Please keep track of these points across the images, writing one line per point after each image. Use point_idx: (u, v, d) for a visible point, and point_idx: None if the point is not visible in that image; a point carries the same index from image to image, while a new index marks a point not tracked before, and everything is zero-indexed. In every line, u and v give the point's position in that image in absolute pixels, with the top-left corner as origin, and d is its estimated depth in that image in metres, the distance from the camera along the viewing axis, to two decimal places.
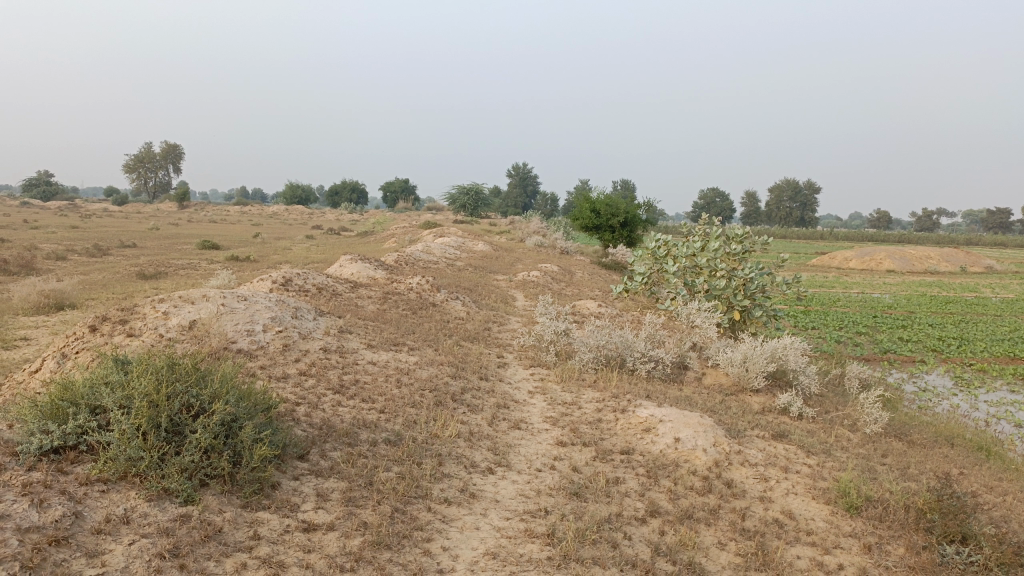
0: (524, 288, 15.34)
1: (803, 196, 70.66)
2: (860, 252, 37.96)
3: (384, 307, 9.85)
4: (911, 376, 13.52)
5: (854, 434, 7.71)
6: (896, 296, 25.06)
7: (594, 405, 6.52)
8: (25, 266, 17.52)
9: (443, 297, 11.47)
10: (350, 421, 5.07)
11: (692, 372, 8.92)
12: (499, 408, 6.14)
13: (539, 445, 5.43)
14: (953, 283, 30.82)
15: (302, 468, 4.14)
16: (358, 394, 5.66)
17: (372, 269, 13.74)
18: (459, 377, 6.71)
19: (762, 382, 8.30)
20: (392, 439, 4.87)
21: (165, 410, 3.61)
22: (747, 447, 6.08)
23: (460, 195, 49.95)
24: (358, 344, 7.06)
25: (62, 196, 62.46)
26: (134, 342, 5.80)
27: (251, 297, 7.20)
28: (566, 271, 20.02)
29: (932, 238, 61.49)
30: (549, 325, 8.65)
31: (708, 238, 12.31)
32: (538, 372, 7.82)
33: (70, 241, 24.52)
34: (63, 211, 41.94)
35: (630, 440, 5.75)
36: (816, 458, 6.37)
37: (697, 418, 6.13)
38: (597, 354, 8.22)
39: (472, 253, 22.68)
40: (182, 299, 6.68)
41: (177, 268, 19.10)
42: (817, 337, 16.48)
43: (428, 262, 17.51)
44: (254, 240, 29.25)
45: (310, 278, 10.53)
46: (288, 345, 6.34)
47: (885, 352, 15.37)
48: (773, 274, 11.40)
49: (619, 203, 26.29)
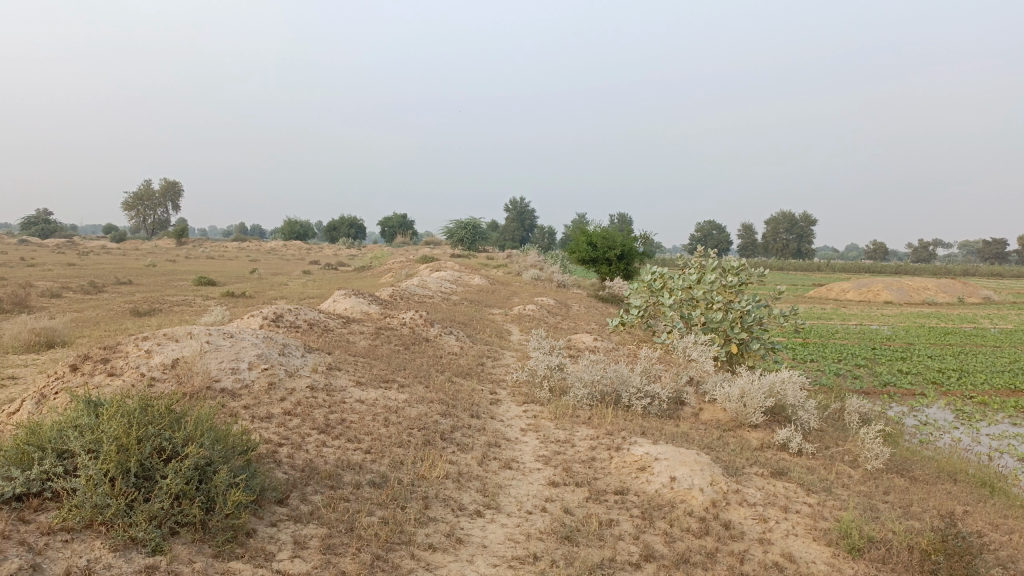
0: (520, 323, 15.19)
1: (800, 228, 70.93)
2: (857, 284, 37.92)
3: (376, 343, 9.71)
4: (912, 409, 13.34)
5: (855, 470, 7.54)
6: (895, 328, 24.93)
7: (588, 443, 6.35)
8: (19, 303, 17.39)
9: (436, 332, 11.33)
10: (334, 462, 4.90)
11: (689, 407, 8.75)
12: (490, 446, 5.97)
13: (530, 485, 5.26)
14: (951, 314, 30.74)
15: (281, 514, 3.98)
16: (344, 434, 5.49)
17: (366, 304, 13.62)
18: (450, 414, 6.55)
19: (760, 417, 8.14)
20: (376, 481, 4.70)
21: (136, 455, 3.47)
22: (746, 485, 5.90)
23: (457, 230, 49.99)
24: (347, 381, 6.91)
25: (61, 234, 62.56)
26: (114, 382, 5.66)
27: (238, 334, 7.07)
28: (562, 304, 19.90)
29: (929, 269, 61.52)
30: (543, 361, 8.50)
31: (704, 271, 12.22)
32: (531, 409, 7.66)
33: (66, 279, 24.43)
34: (60, 249, 41.94)
35: (624, 480, 5.57)
36: (817, 496, 6.19)
37: (693, 456, 5.96)
38: (592, 389, 8.07)
39: (468, 287, 22.57)
40: (166, 337, 6.54)
41: (172, 304, 18.98)
42: (816, 369, 16.31)
43: (423, 296, 17.40)
44: (251, 276, 29.19)
45: (301, 313, 10.40)
46: (273, 383, 6.19)
47: (885, 384, 15.21)
48: (770, 307, 11.29)
49: (616, 236, 26.28)
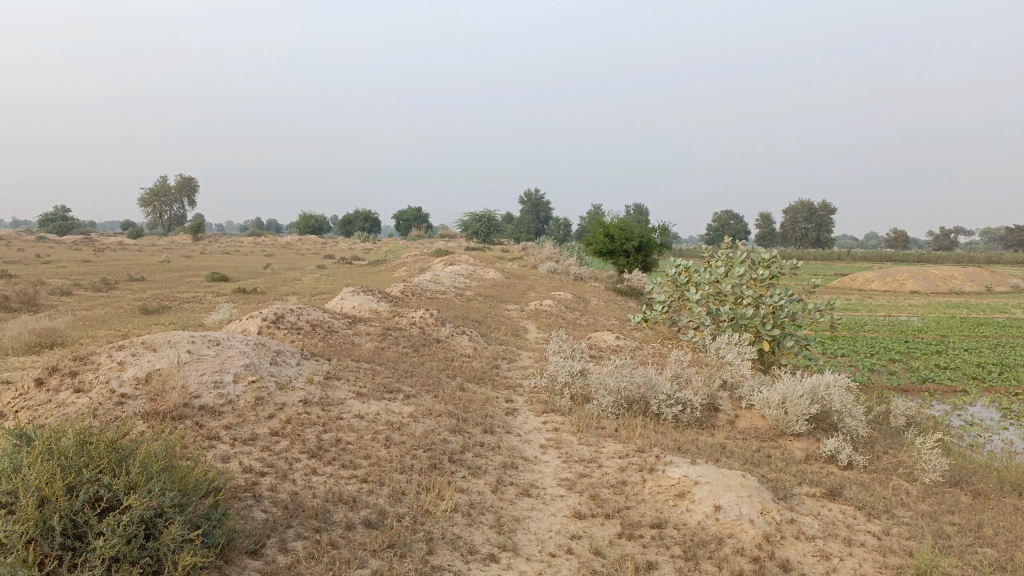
0: (537, 319, 14.46)
1: (819, 217, 69.59)
2: (882, 274, 36.81)
3: (383, 347, 9.00)
4: (956, 408, 12.50)
5: (912, 485, 6.76)
6: (924, 319, 23.97)
7: (617, 462, 5.60)
8: (26, 302, 16.87)
9: (448, 332, 10.62)
10: (324, 496, 4.20)
11: (724, 415, 7.98)
12: (506, 469, 5.25)
13: (552, 518, 4.53)
14: (982, 304, 29.57)
15: (252, 570, 3.28)
16: (338, 458, 4.78)
17: (375, 302, 12.92)
18: (460, 431, 5.82)
19: (804, 426, 7.39)
20: (371, 520, 3.99)
21: (63, 507, 2.78)
22: (799, 513, 5.15)
23: (472, 223, 49.12)
24: (346, 393, 6.20)
25: (78, 230, 62.73)
26: (78, 401, 5.00)
27: (226, 341, 6.38)
28: (581, 298, 19.15)
29: (954, 257, 60.08)
30: (563, 366, 7.74)
31: (731, 263, 11.45)
32: (552, 420, 6.93)
33: (78, 276, 23.94)
34: (76, 245, 41.64)
35: (660, 509, 4.83)
36: (879, 523, 5.42)
37: (739, 477, 5.18)
38: (618, 397, 7.33)
39: (483, 282, 21.83)
40: (144, 346, 5.87)
41: (181, 302, 18.40)
42: (849, 366, 15.44)
43: (437, 292, 16.65)
44: (263, 271, 28.63)
45: (305, 313, 9.71)
46: (261, 399, 5.49)
47: (924, 381, 14.34)
48: (804, 301, 10.49)
49: (634, 227, 25.43)
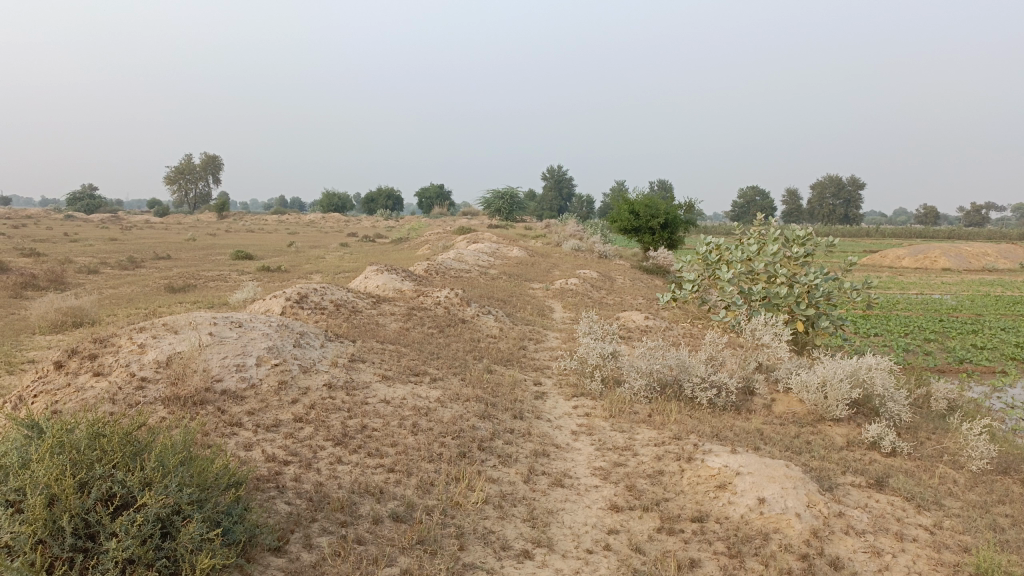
0: (562, 298, 14.20)
1: (847, 192, 68.32)
2: (912, 250, 36.05)
3: (408, 327, 8.82)
4: (995, 390, 12.12)
5: (960, 473, 6.47)
6: (958, 297, 23.36)
7: (653, 450, 5.38)
8: (54, 280, 16.91)
9: (474, 312, 10.42)
10: (350, 487, 4.02)
11: (760, 398, 7.71)
12: (537, 457, 5.05)
13: (587, 510, 4.32)
14: (1017, 282, 28.78)
15: (276, 569, 3.10)
16: (364, 446, 4.60)
17: (399, 281, 12.74)
18: (490, 416, 5.61)
19: (844, 410, 7.11)
20: (399, 513, 3.80)
21: (74, 507, 2.62)
22: (846, 505, 4.90)
23: (495, 200, 48.73)
24: (371, 377, 6.02)
25: (106, 208, 63.27)
26: (98, 385, 4.86)
27: (248, 323, 6.21)
28: (606, 277, 18.83)
29: (986, 233, 58.73)
30: (594, 348, 7.50)
31: (764, 240, 11.10)
32: (582, 404, 6.72)
33: (105, 254, 24.00)
34: (103, 224, 41.85)
35: (701, 501, 4.60)
36: (930, 515, 5.15)
37: (783, 468, 4.93)
38: (650, 380, 7.09)
39: (507, 260, 21.57)
40: (164, 328, 5.72)
41: (206, 279, 18.35)
42: (882, 346, 15.05)
43: (460, 271, 16.43)
44: (287, 249, 28.59)
45: (329, 293, 9.54)
46: (285, 383, 5.32)
47: (961, 361, 13.93)
48: (840, 279, 10.11)
49: (659, 204, 24.99)
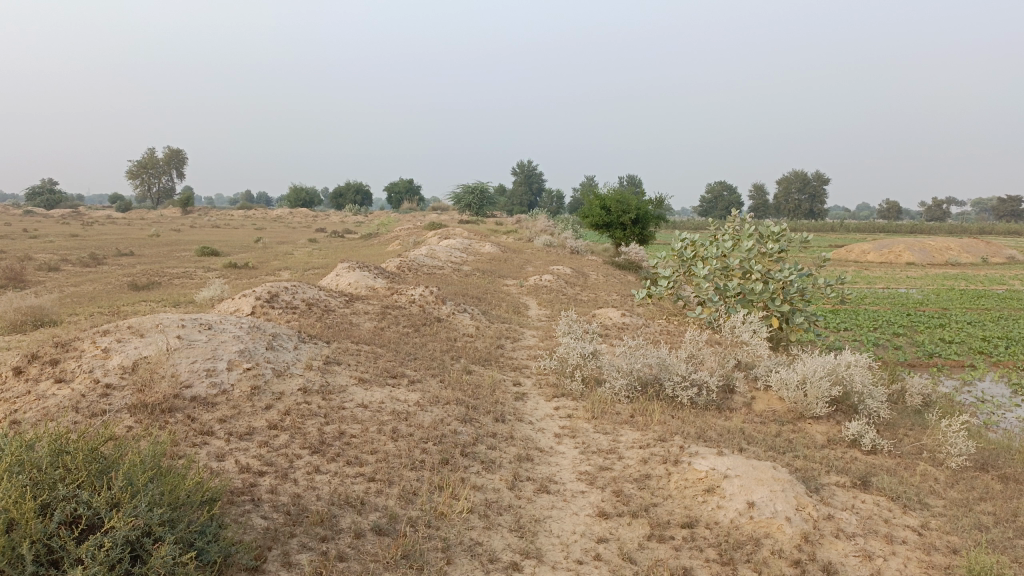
0: (537, 295, 14.08)
1: (812, 188, 69.20)
2: (877, 245, 36.56)
3: (383, 327, 8.62)
4: (965, 383, 12.26)
5: (941, 470, 6.46)
6: (924, 292, 23.67)
7: (638, 453, 5.27)
8: (13, 278, 16.37)
9: (449, 310, 10.25)
10: (330, 498, 3.85)
11: (740, 397, 7.66)
12: (521, 462, 4.91)
13: (575, 518, 4.20)
14: (979, 275, 29.26)
15: None
16: (342, 454, 4.42)
17: (372, 278, 12.52)
18: (471, 420, 5.46)
19: (824, 408, 7.08)
20: (382, 526, 3.64)
21: (35, 532, 2.43)
22: (834, 507, 4.83)
23: (465, 195, 48.46)
24: (347, 380, 5.83)
25: (66, 204, 61.79)
26: (59, 393, 4.62)
27: (218, 325, 5.99)
28: (580, 273, 18.75)
29: (948, 227, 59.79)
30: (574, 347, 7.38)
31: (739, 236, 11.07)
32: (563, 405, 6.60)
33: (66, 250, 23.37)
34: (64, 219, 40.74)
35: (689, 506, 4.50)
36: (916, 515, 5.11)
37: (770, 470, 4.85)
38: (630, 379, 7.00)
39: (480, 256, 21.40)
40: (130, 331, 5.48)
41: (171, 277, 17.91)
42: (854, 341, 15.17)
43: (433, 267, 16.23)
44: (255, 245, 28.08)
45: (300, 292, 9.31)
46: (257, 388, 5.11)
47: (931, 356, 14.07)
48: (815, 275, 10.09)
49: (630, 199, 24.97)
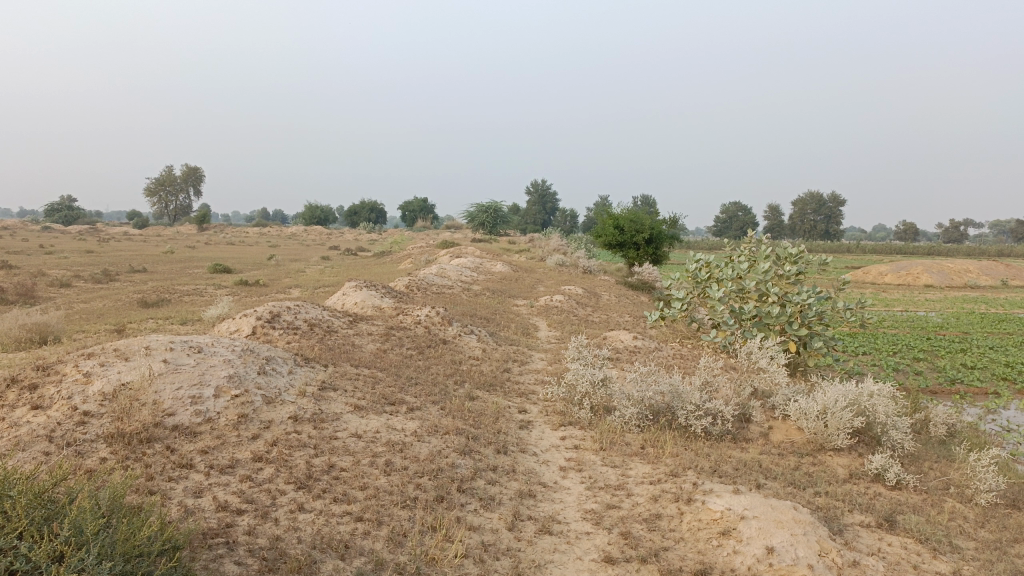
0: (547, 316, 13.77)
1: (828, 208, 68.63)
2: (895, 266, 36.05)
3: (385, 350, 8.35)
4: (989, 412, 11.81)
5: (972, 507, 6.07)
6: (944, 315, 23.15)
7: (647, 490, 4.95)
8: (23, 294, 16.25)
9: (456, 331, 9.97)
10: (313, 540, 3.56)
11: (757, 426, 7.31)
12: (523, 499, 4.60)
13: (578, 564, 3.88)
14: (999, 298, 28.66)
15: None
16: (330, 490, 4.13)
17: (379, 298, 12.25)
18: (471, 452, 5.16)
19: (845, 440, 6.72)
20: (366, 573, 3.34)
21: None
22: (859, 553, 4.48)
23: (478, 213, 48.36)
24: (343, 407, 5.55)
25: (84, 220, 62.26)
26: (32, 421, 4.35)
27: (209, 348, 5.72)
28: (591, 293, 18.45)
29: (966, 249, 59.02)
30: (582, 373, 7.06)
31: (755, 257, 10.73)
32: (570, 435, 6.28)
33: (79, 267, 23.31)
34: (79, 235, 40.82)
35: (703, 550, 4.17)
36: (947, 561, 4.74)
37: (790, 510, 4.50)
38: (641, 407, 6.67)
39: (491, 275, 21.17)
40: (116, 354, 5.22)
41: (181, 294, 17.74)
42: (872, 366, 14.74)
43: (443, 287, 15.98)
44: (268, 262, 27.97)
45: (303, 312, 9.05)
46: (244, 417, 4.84)
47: (953, 382, 13.61)
48: (833, 299, 9.71)
49: (644, 219, 24.65)
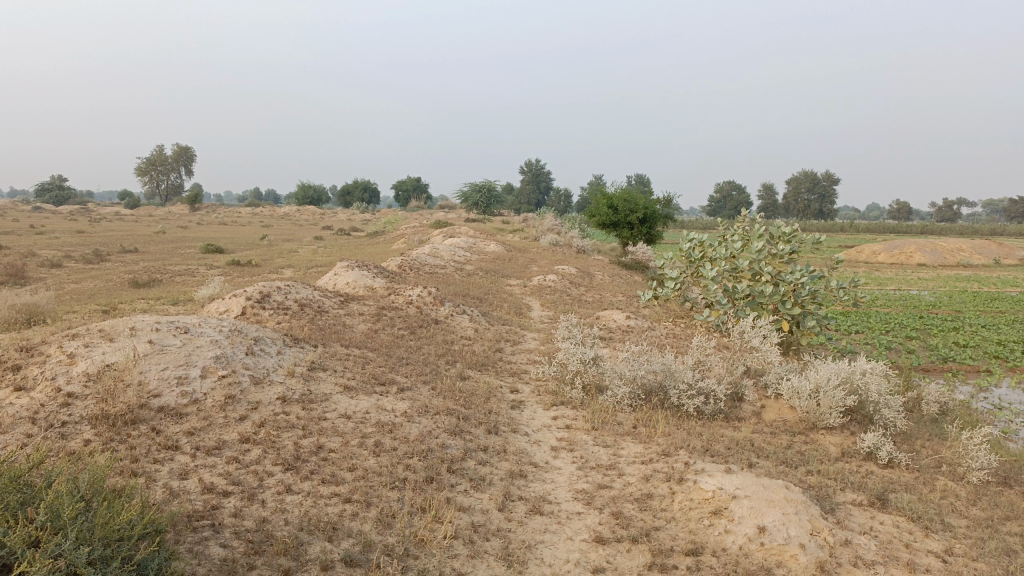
0: (540, 296, 13.71)
1: (822, 188, 68.54)
2: (889, 245, 36.05)
3: (377, 330, 8.28)
4: (981, 390, 11.83)
5: (964, 485, 6.06)
6: (936, 293, 23.19)
7: (639, 469, 4.92)
8: (12, 274, 16.11)
9: (448, 311, 9.91)
10: (300, 522, 3.51)
11: (749, 405, 7.29)
12: (514, 480, 4.56)
13: (568, 544, 3.85)
14: (991, 277, 28.74)
15: None
16: (318, 471, 4.08)
17: (371, 278, 12.17)
18: (462, 432, 5.12)
19: (838, 419, 6.70)
20: (354, 555, 3.30)
21: None
22: (851, 532, 4.46)
23: (471, 193, 48.12)
24: (332, 387, 5.49)
25: (75, 200, 61.82)
26: (15, 403, 4.29)
27: (196, 328, 5.65)
28: (585, 273, 18.39)
29: (959, 228, 59.09)
30: (574, 353, 7.01)
31: (748, 237, 10.66)
32: (562, 414, 6.25)
33: (71, 247, 23.15)
34: (71, 216, 40.59)
35: (694, 530, 4.15)
36: (939, 539, 4.73)
37: (782, 489, 4.48)
38: (633, 387, 6.64)
39: (484, 255, 21.08)
40: (101, 335, 5.15)
41: (173, 274, 17.63)
42: (865, 345, 14.74)
43: (435, 266, 15.91)
44: (261, 242, 27.84)
45: (293, 292, 8.96)
46: (232, 398, 4.78)
47: (945, 360, 13.63)
48: (826, 278, 9.65)
49: (638, 198, 24.54)
